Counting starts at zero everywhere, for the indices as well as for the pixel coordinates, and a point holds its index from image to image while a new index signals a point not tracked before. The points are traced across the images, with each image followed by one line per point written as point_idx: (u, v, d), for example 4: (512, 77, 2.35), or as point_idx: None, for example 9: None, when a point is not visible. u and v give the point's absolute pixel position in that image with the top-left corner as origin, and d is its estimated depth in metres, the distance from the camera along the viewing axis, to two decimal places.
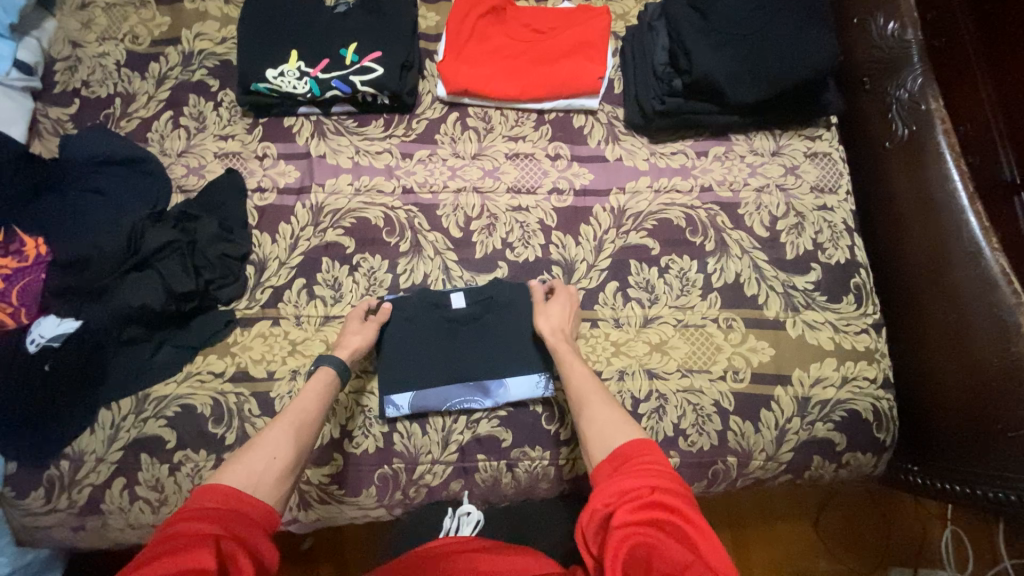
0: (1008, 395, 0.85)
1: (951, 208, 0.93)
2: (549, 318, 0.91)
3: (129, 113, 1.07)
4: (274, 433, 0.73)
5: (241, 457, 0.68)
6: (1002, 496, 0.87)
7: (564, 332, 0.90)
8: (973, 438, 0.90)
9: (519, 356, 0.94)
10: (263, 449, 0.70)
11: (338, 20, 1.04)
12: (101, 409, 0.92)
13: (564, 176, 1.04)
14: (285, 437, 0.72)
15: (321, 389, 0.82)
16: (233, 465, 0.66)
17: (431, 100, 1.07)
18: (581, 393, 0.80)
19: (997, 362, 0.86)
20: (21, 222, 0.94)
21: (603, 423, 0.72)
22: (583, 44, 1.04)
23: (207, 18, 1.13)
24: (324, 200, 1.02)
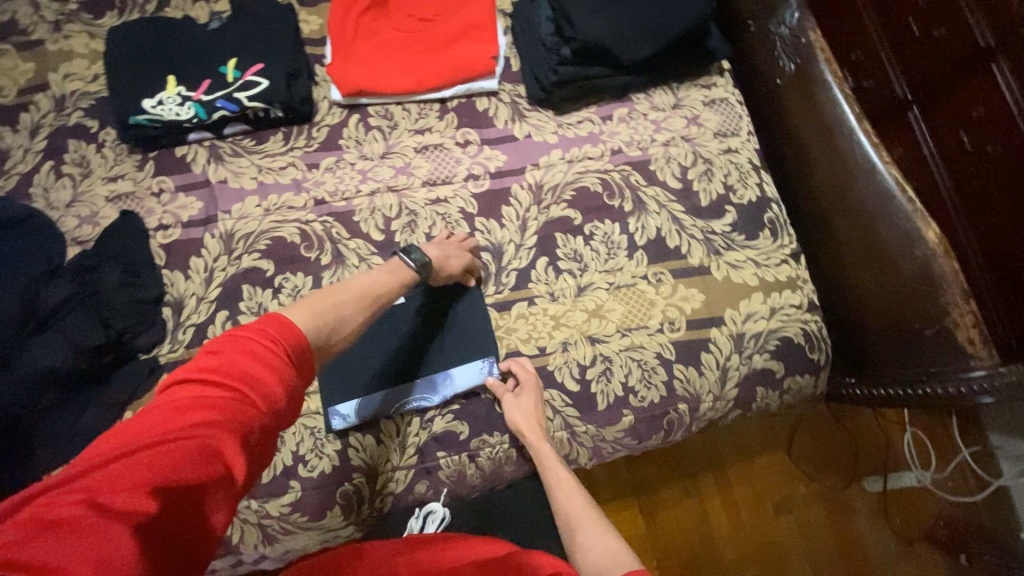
0: (917, 296, 0.91)
1: (843, 130, 0.98)
2: (524, 414, 0.89)
3: (5, 170, 1.00)
4: (336, 305, 0.71)
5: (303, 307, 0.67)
6: (930, 391, 0.92)
7: (537, 423, 0.89)
8: (897, 341, 0.96)
9: (466, 345, 0.95)
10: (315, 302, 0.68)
11: (214, 37, 0.99)
12: (30, 486, 0.87)
13: (478, 161, 1.03)
14: (356, 308, 0.74)
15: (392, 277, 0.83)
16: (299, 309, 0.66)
17: (329, 106, 1.04)
18: (567, 507, 0.80)
19: (904, 266, 0.92)
20: None
21: (594, 548, 0.71)
22: (471, 26, 1.03)
23: (74, 56, 1.06)
24: (234, 226, 0.98)
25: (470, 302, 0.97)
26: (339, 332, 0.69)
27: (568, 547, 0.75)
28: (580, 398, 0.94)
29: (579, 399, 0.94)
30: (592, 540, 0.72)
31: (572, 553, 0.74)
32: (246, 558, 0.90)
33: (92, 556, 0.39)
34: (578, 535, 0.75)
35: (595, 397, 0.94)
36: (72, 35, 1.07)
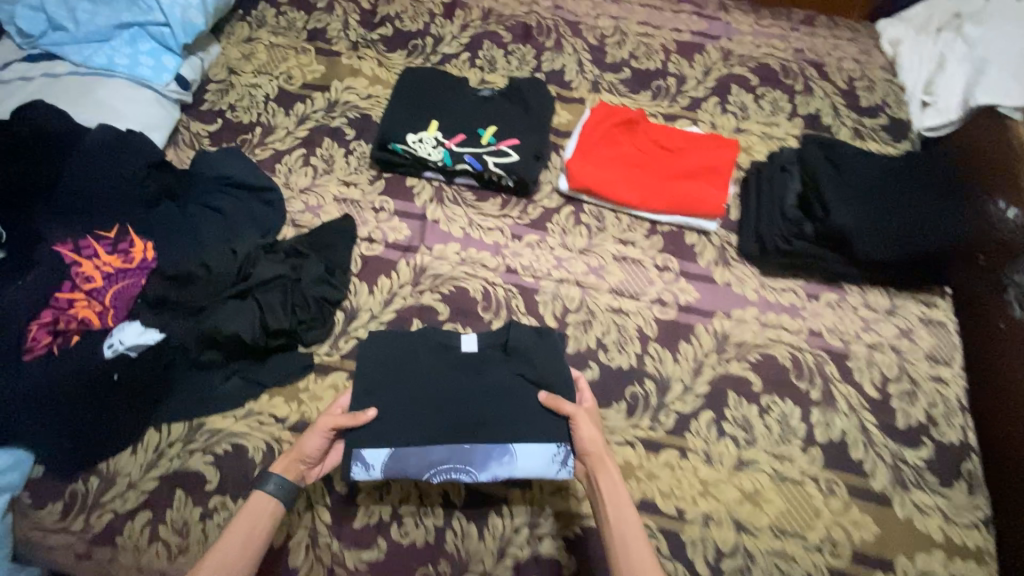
0: None
1: None
2: (591, 442, 0.79)
3: (265, 142, 1.11)
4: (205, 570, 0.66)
5: None
6: None
7: (602, 445, 0.79)
8: None
9: (527, 414, 0.83)
10: None
11: (482, 104, 1.11)
12: (151, 429, 0.87)
13: (670, 289, 1.01)
14: None
15: (258, 523, 0.72)
16: None
17: (551, 191, 1.09)
18: (633, 572, 0.67)
19: None
20: (135, 222, 0.93)
21: None
22: (709, 168, 1.06)
23: (359, 75, 1.19)
24: (428, 263, 1.02)
25: (544, 363, 0.87)
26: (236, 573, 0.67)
27: None
28: None
29: None
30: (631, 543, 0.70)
31: None
32: None
33: None
34: None
35: None
36: (364, 58, 1.22)
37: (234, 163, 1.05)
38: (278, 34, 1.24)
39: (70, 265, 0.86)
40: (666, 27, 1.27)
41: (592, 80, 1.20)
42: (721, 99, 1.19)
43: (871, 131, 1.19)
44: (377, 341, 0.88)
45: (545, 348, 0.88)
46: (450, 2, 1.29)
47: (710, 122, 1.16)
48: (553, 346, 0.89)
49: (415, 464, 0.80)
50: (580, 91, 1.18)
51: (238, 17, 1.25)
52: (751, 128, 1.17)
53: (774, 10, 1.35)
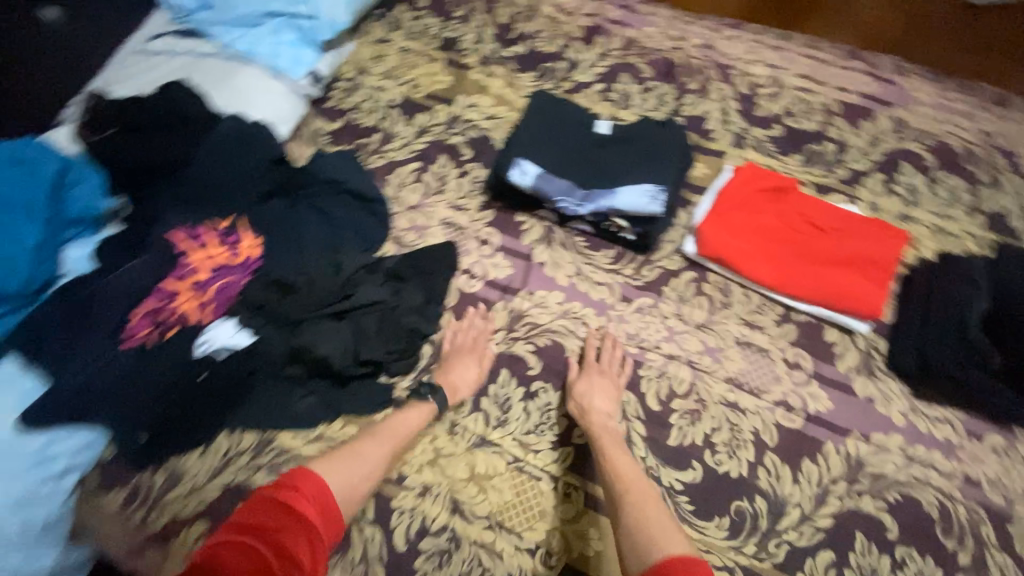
0: None
1: None
2: (602, 401, 0.83)
3: (382, 150, 1.08)
4: (370, 453, 0.75)
5: (342, 458, 0.73)
6: None
7: (607, 417, 0.83)
8: None
9: (637, 176, 0.93)
10: (354, 463, 0.73)
11: (599, 147, 0.98)
12: (219, 433, 0.83)
13: (798, 393, 0.88)
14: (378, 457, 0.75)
15: (411, 424, 0.81)
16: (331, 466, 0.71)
17: (673, 251, 0.97)
18: (639, 512, 0.71)
19: None
20: (245, 216, 0.91)
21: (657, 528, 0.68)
22: (866, 260, 0.92)
23: (485, 93, 1.14)
24: (527, 309, 0.94)
25: (667, 138, 0.99)
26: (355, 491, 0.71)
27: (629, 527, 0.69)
28: None
29: None
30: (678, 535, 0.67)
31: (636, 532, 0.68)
32: None
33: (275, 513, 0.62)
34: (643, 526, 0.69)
35: None
36: (493, 75, 1.16)
37: (347, 166, 1.00)
38: (411, 39, 1.21)
39: (180, 253, 0.84)
40: (829, 84, 1.12)
41: (737, 133, 1.07)
42: (886, 177, 1.03)
43: None
44: (539, 100, 1.03)
45: (670, 134, 1.00)
46: (591, 27, 1.21)
47: (868, 201, 1.01)
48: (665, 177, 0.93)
49: (545, 177, 0.94)
50: (721, 143, 1.06)
51: (376, 17, 1.23)
52: (919, 216, 1.00)
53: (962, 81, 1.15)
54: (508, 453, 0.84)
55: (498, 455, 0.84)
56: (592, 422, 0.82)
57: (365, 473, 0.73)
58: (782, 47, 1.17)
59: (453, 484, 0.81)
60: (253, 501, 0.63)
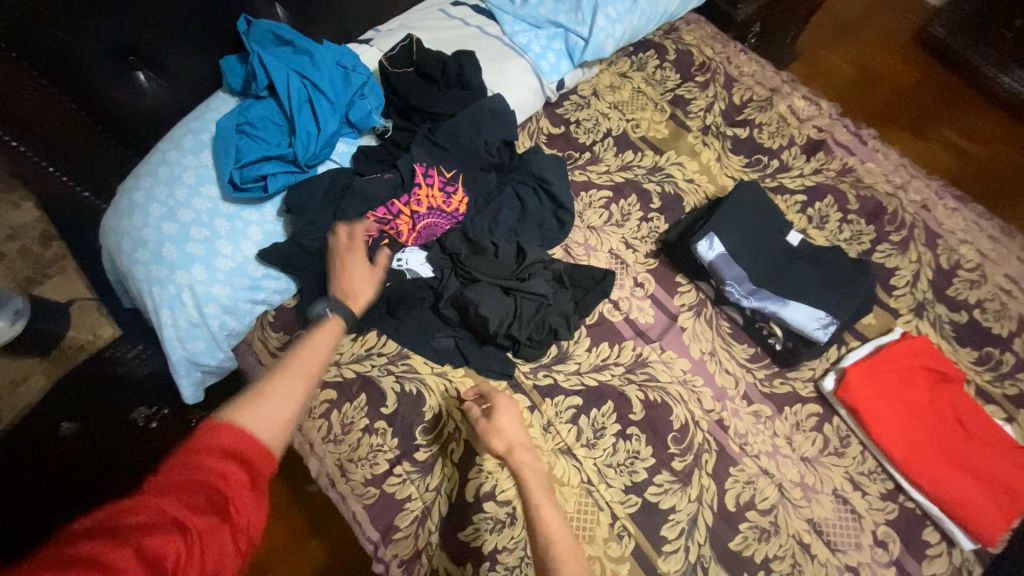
0: None
1: None
2: (508, 421, 0.85)
3: (585, 167, 1.19)
4: (289, 387, 0.68)
5: (258, 399, 0.65)
6: None
7: (519, 439, 0.84)
8: None
9: (808, 299, 0.97)
10: (280, 391, 0.67)
11: (784, 256, 1.02)
12: (373, 331, 0.99)
13: (875, 571, 0.86)
14: (299, 385, 0.69)
15: (326, 334, 0.78)
16: (254, 409, 0.64)
17: (808, 378, 0.98)
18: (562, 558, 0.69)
19: None
20: (466, 173, 1.05)
21: None
22: (1005, 486, 0.88)
23: (694, 158, 1.21)
24: (652, 361, 1.00)
25: (854, 276, 1.00)
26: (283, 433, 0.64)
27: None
28: None
29: None
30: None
31: None
32: (376, 552, 0.87)
33: (209, 492, 0.55)
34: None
35: None
36: (707, 145, 1.23)
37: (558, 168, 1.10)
38: (649, 83, 1.31)
39: (414, 184, 1.00)
40: None
41: (920, 301, 1.05)
42: None
43: None
44: (747, 185, 1.07)
45: (859, 273, 1.01)
46: (816, 140, 1.24)
47: None
48: (835, 313, 0.96)
49: (726, 260, 0.99)
50: (900, 303, 1.05)
51: (627, 52, 1.35)
52: None
53: None
54: (584, 472, 0.90)
55: (576, 469, 0.90)
56: (505, 454, 0.82)
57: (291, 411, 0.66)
58: (1004, 241, 1.12)
59: None
60: (155, 483, 0.55)
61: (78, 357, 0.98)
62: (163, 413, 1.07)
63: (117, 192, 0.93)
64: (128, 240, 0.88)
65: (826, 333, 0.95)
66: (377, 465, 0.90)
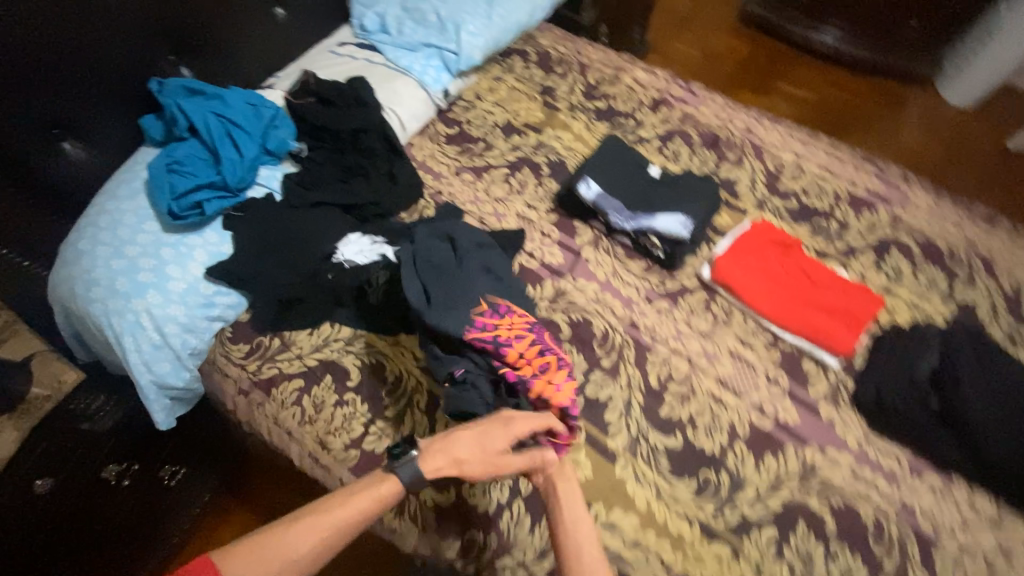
0: None
1: None
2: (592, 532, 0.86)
3: (482, 154, 1.40)
4: (304, 532, 0.78)
5: (267, 543, 0.77)
6: None
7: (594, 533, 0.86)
8: None
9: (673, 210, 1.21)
10: (288, 541, 0.77)
11: (649, 183, 1.26)
12: (327, 322, 1.12)
13: (773, 402, 1.06)
14: (307, 541, 0.78)
15: (372, 507, 0.83)
16: (260, 551, 0.76)
17: (691, 273, 1.22)
18: None
19: None
20: (374, 176, 1.25)
21: None
22: (847, 312, 1.13)
23: (568, 130, 1.46)
24: (569, 290, 1.19)
25: (702, 188, 1.27)
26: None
27: None
28: None
29: None
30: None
31: None
32: None
33: None
34: None
35: None
36: (577, 119, 1.48)
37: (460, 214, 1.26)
38: (521, 82, 1.56)
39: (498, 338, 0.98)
40: (844, 178, 1.38)
41: (761, 199, 1.33)
42: (879, 256, 1.25)
43: None
44: (609, 138, 1.34)
45: (705, 185, 1.27)
46: (660, 99, 1.53)
47: (860, 272, 1.23)
48: (694, 215, 1.20)
49: (604, 195, 1.22)
50: (747, 204, 1.33)
51: (497, 61, 1.60)
52: (901, 292, 1.20)
53: (960, 199, 1.38)
54: None
55: None
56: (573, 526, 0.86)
57: (301, 553, 0.77)
58: (812, 143, 1.44)
59: None
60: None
61: (45, 406, 0.99)
62: (132, 469, 1.16)
63: (61, 247, 1.03)
64: (79, 284, 0.98)
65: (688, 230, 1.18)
66: (352, 430, 1.01)
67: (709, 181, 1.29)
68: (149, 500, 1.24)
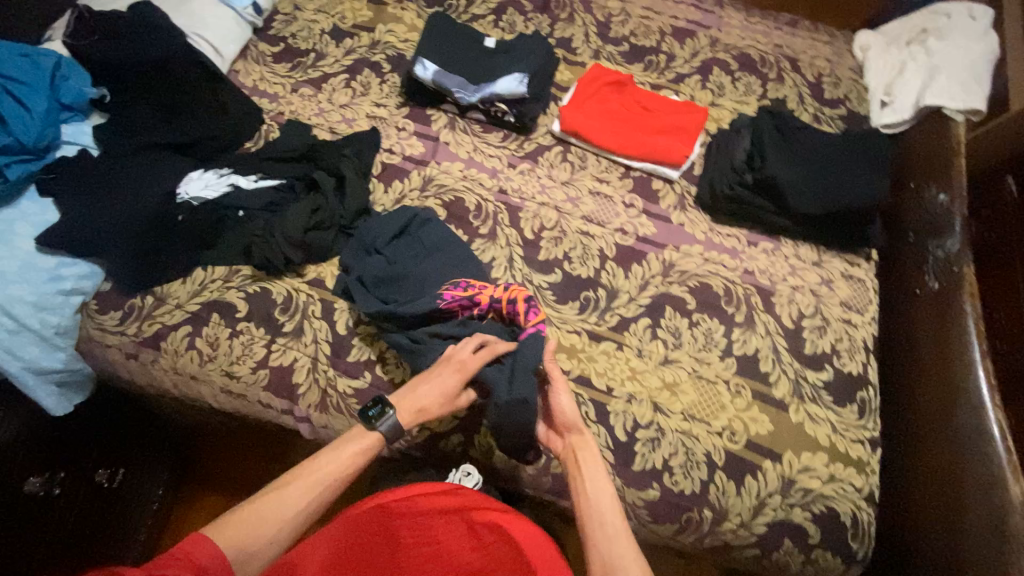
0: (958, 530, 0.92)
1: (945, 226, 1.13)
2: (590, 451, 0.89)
3: (316, 65, 1.34)
4: (295, 494, 0.79)
5: (259, 506, 0.77)
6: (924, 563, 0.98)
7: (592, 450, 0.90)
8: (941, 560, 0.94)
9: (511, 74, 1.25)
10: (281, 502, 0.78)
11: (485, 55, 1.29)
12: (197, 267, 1.08)
13: (632, 223, 1.20)
14: (300, 500, 0.79)
15: (359, 457, 0.85)
16: (248, 517, 0.75)
17: (545, 132, 1.29)
18: (599, 515, 0.82)
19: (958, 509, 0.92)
20: (200, 109, 1.19)
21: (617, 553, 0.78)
22: (680, 128, 1.26)
23: (400, 22, 1.41)
24: (436, 175, 1.22)
25: (535, 46, 1.30)
26: (277, 543, 0.76)
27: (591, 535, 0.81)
28: (621, 449, 0.99)
29: (621, 449, 0.99)
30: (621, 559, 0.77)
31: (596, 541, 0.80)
32: (294, 412, 1.03)
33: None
34: (599, 529, 0.81)
35: (634, 457, 0.99)
36: (406, 9, 1.43)
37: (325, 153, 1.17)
38: None
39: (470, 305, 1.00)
40: (666, 13, 1.46)
41: (595, 49, 1.40)
42: (703, 77, 1.38)
43: (829, 118, 1.35)
44: (437, 18, 1.32)
45: (537, 42, 1.31)
46: None
47: (689, 94, 1.35)
48: (531, 73, 1.25)
49: (442, 74, 1.24)
50: (584, 56, 1.39)
51: None
52: (724, 103, 1.35)
53: (766, 11, 1.52)
54: None
55: None
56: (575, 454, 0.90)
57: (290, 515, 0.77)
58: None
59: None
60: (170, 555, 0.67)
61: None
62: (59, 477, 1.07)
63: None
64: None
65: (525, 85, 1.23)
66: (257, 353, 1.03)
67: (540, 38, 1.33)
68: (96, 506, 1.17)
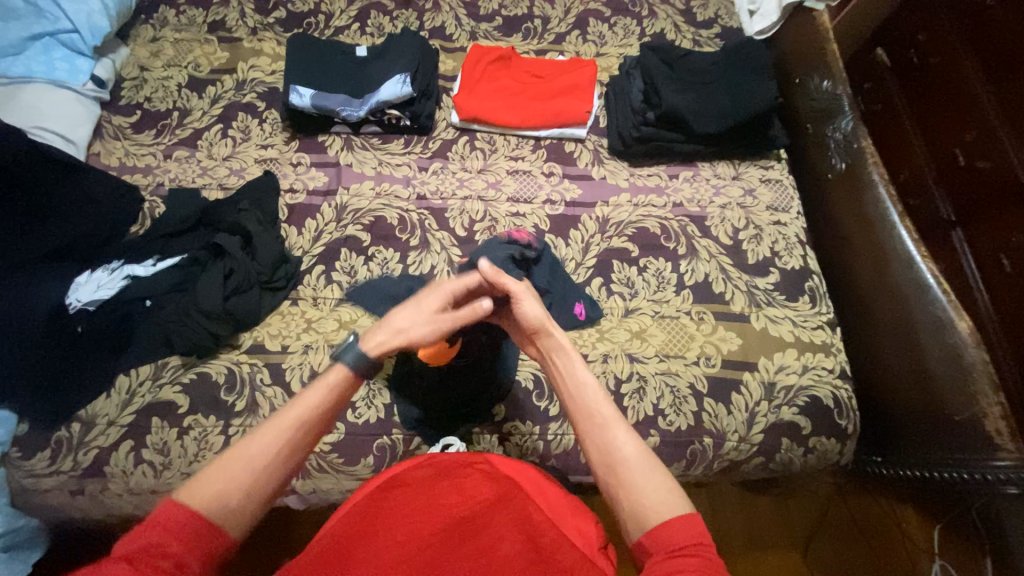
0: (925, 376, 0.98)
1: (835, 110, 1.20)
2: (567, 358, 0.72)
3: (184, 124, 1.23)
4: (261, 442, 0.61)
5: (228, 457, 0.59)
6: (903, 417, 1.05)
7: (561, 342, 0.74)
8: (918, 408, 1.01)
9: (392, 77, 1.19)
10: (251, 452, 0.60)
11: (361, 68, 1.24)
12: (119, 374, 0.98)
13: (557, 190, 1.19)
14: (272, 449, 0.61)
15: (332, 396, 0.67)
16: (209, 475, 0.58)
17: (446, 126, 1.26)
18: (595, 417, 0.66)
19: (914, 357, 1.00)
20: (64, 204, 1.06)
21: (624, 457, 0.62)
22: (575, 86, 1.25)
23: (261, 54, 1.32)
24: (348, 201, 1.16)
25: (408, 41, 1.25)
26: (252, 498, 0.59)
27: (594, 445, 0.65)
28: None
29: None
30: (608, 431, 0.64)
31: (598, 451, 0.64)
32: None
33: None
34: (599, 432, 0.65)
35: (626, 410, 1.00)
36: (264, 40, 1.34)
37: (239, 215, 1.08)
38: (181, 29, 1.34)
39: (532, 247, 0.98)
40: None
41: (470, 31, 1.37)
42: (582, 30, 1.38)
43: (708, 40, 1.39)
44: (298, 41, 1.24)
45: (409, 38, 1.26)
46: None
47: (574, 51, 1.35)
48: (411, 69, 1.20)
49: (320, 97, 1.17)
50: (461, 41, 1.36)
51: (142, 21, 1.35)
52: (608, 51, 1.36)
53: None
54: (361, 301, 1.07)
55: (355, 305, 1.07)
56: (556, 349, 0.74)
57: (260, 469, 0.60)
58: None
59: (327, 336, 1.04)
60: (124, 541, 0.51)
61: None
62: None
63: None
64: None
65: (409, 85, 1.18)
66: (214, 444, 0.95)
67: (411, 32, 1.27)
68: None
